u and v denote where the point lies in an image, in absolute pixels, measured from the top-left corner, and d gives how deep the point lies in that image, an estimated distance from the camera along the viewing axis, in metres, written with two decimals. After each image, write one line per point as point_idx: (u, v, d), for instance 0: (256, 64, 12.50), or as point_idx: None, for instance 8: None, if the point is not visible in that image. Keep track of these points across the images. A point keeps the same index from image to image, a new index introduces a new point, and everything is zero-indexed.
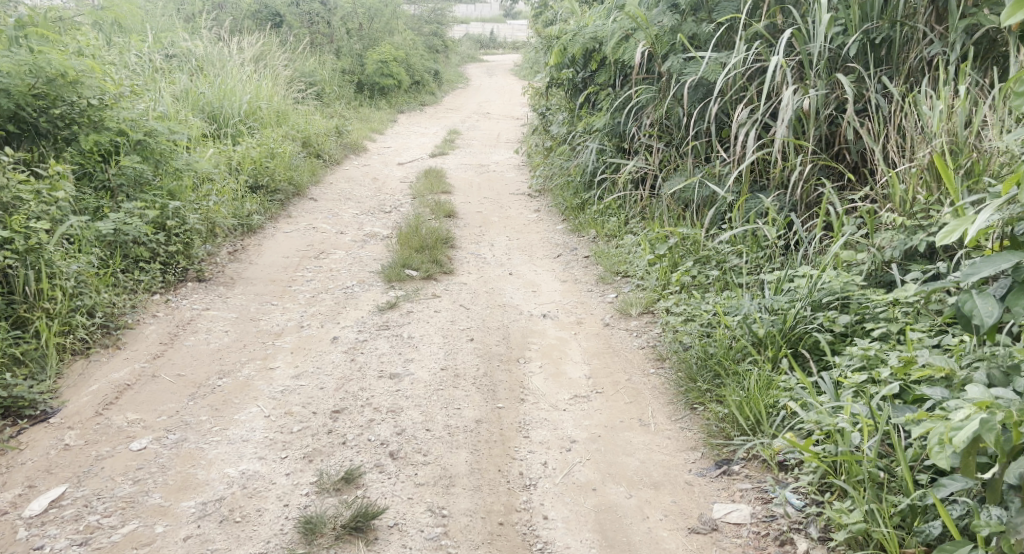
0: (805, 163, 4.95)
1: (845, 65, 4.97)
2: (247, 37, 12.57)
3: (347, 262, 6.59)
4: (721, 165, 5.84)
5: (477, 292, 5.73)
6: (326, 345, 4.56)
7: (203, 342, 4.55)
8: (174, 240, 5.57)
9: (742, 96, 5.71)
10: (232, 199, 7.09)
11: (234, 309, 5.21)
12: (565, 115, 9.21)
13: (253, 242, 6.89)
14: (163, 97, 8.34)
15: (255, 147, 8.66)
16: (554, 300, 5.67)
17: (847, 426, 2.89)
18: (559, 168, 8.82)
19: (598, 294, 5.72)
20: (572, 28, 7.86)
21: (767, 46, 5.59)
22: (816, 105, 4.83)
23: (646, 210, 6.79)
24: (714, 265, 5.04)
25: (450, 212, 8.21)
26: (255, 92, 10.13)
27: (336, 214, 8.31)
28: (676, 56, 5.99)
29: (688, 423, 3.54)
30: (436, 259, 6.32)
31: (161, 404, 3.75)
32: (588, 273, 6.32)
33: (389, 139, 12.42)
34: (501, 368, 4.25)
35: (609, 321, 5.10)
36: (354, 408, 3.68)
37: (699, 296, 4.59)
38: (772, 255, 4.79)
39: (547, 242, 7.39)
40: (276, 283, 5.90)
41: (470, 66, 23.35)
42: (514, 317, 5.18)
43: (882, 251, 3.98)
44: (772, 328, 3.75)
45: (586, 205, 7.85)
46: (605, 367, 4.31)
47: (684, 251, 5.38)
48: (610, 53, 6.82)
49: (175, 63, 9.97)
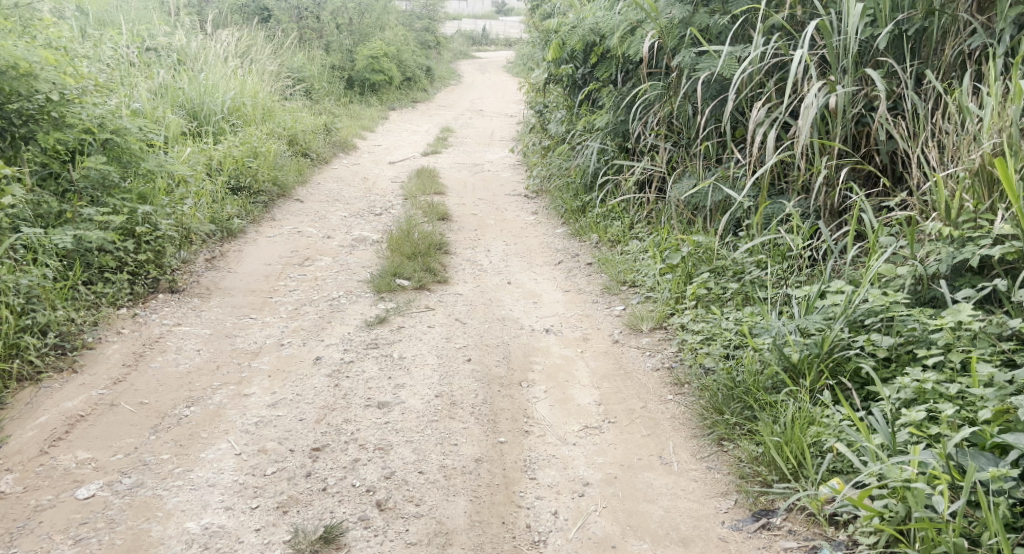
0: (831, 167, 4.55)
1: (875, 58, 4.53)
2: (232, 31, 12.11)
3: (334, 270, 6.16)
4: (736, 167, 5.42)
5: (473, 304, 5.32)
6: (308, 366, 4.13)
7: (170, 364, 4.11)
8: (144, 248, 5.13)
9: (760, 92, 5.29)
10: (210, 203, 6.65)
11: (209, 324, 4.77)
12: (564, 112, 8.79)
13: (232, 248, 6.45)
14: (138, 94, 7.89)
15: (237, 145, 8.22)
16: (556, 313, 5.26)
17: (923, 485, 2.49)
18: (558, 168, 8.41)
19: (604, 306, 5.31)
20: (572, 20, 7.44)
21: (787, 39, 5.19)
22: (844, 104, 4.41)
23: (653, 214, 6.38)
24: (732, 277, 4.63)
25: (443, 215, 7.79)
26: (240, 88, 9.69)
27: (323, 217, 7.88)
28: (687, 50, 5.57)
29: (717, 463, 3.13)
30: (429, 267, 5.89)
31: (117, 439, 3.31)
32: (592, 281, 5.91)
33: (380, 137, 11.98)
34: (502, 395, 3.84)
35: (619, 337, 4.69)
36: (337, 446, 3.25)
37: (718, 313, 4.18)
38: (796, 267, 4.37)
39: (547, 247, 6.98)
40: (256, 294, 5.46)
41: (463, 62, 22.92)
42: (513, 334, 4.77)
43: (924, 264, 3.55)
44: (807, 353, 3.33)
45: (587, 208, 7.45)
46: (617, 392, 3.90)
47: (697, 261, 4.94)
48: (614, 47, 6.41)
49: (154, 57, 9.51)
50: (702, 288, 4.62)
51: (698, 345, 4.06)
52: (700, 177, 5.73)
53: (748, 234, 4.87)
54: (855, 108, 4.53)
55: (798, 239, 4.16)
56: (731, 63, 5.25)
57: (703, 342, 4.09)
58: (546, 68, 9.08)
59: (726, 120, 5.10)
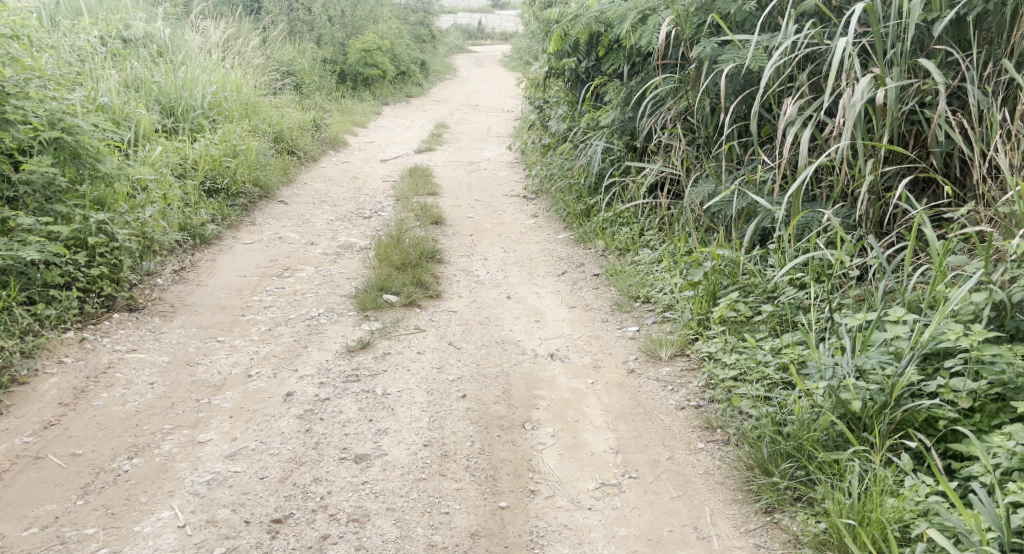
0: (877, 172, 4.00)
1: (928, 48, 3.99)
2: (217, 22, 11.49)
3: (315, 282, 5.58)
4: (762, 170, 4.88)
5: (469, 324, 4.76)
6: (276, 404, 3.55)
7: (115, 400, 3.53)
8: (97, 261, 4.54)
9: (789, 87, 4.76)
10: (181, 207, 6.07)
11: (168, 349, 4.20)
12: (566, 109, 8.22)
13: (203, 258, 5.87)
14: (106, 88, 7.30)
15: (215, 143, 7.62)
16: (562, 334, 4.69)
17: None
18: (559, 168, 7.83)
19: (615, 325, 4.75)
20: (574, 9, 6.88)
21: (822, 26, 4.64)
22: (892, 101, 3.89)
23: (666, 221, 5.83)
24: (765, 298, 4.08)
25: (438, 218, 7.21)
26: (222, 82, 9.09)
27: (307, 220, 7.28)
28: (708, 40, 5.04)
29: (765, 541, 2.64)
30: (419, 280, 5.33)
31: (36, 506, 2.78)
32: (600, 295, 5.36)
33: (372, 133, 11.38)
34: (503, 441, 3.28)
35: (634, 366, 4.11)
36: (303, 516, 2.75)
37: (755, 343, 3.63)
38: (838, 288, 3.82)
39: (548, 255, 6.40)
40: (225, 313, 4.90)
41: (459, 57, 22.26)
42: (513, 361, 4.21)
43: (1005, 289, 2.99)
44: (871, 401, 2.78)
45: (592, 211, 6.87)
46: (637, 437, 3.35)
47: (722, 276, 4.37)
48: (624, 37, 5.86)
49: (130, 50, 8.91)
50: (731, 310, 4.05)
51: (733, 382, 3.50)
52: (721, 181, 5.19)
53: (779, 247, 4.34)
54: (904, 106, 4.01)
55: (844, 256, 3.62)
56: (759, 54, 4.71)
57: (737, 378, 3.53)
58: (546, 61, 8.48)
59: (753, 118, 4.58)
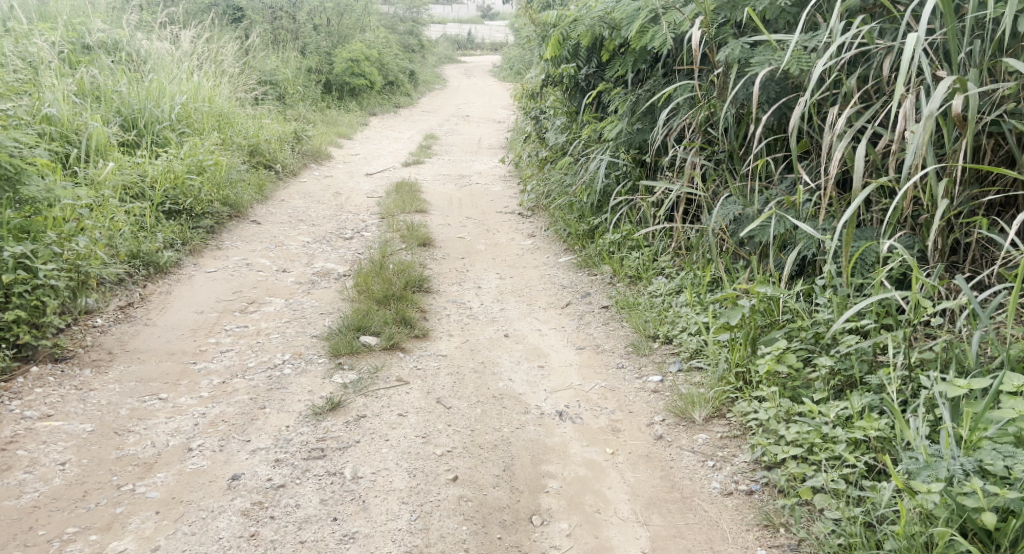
0: (951, 196, 3.33)
1: (1013, 47, 3.33)
2: (192, 29, 10.73)
3: (284, 318, 4.83)
4: (803, 191, 4.20)
5: (461, 373, 4.03)
6: (216, 493, 2.86)
7: (8, 491, 2.85)
8: (15, 304, 3.89)
9: (834, 93, 4.08)
10: (130, 233, 5.35)
11: (93, 410, 3.47)
12: (564, 120, 7.53)
13: (156, 291, 5.12)
14: (55, 98, 6.56)
15: (180, 159, 6.87)
16: (571, 384, 3.96)
17: None
18: (558, 184, 7.12)
19: (633, 373, 4.04)
20: (574, 10, 6.19)
21: (874, 24, 3.96)
22: (974, 110, 3.20)
23: (683, 246, 5.13)
24: (821, 347, 3.36)
25: (425, 240, 6.47)
26: (193, 93, 8.36)
27: (280, 243, 6.54)
28: (735, 42, 4.38)
29: None
30: (403, 317, 4.59)
31: None
32: (611, 333, 4.65)
33: (357, 146, 10.66)
34: (510, 548, 2.67)
35: (663, 430, 3.37)
36: None
37: (815, 410, 2.93)
38: (914, 339, 3.11)
39: (549, 282, 5.69)
40: (173, 360, 4.17)
41: (448, 67, 21.59)
42: (514, 423, 3.49)
43: None
44: (1012, 509, 2.21)
45: (597, 232, 6.17)
46: (676, 535, 2.70)
47: (760, 318, 3.64)
48: (633, 41, 5.17)
49: (91, 59, 8.19)
50: (779, 363, 3.33)
51: (795, 465, 2.81)
52: (750, 203, 4.49)
53: (831, 284, 3.65)
54: (984, 116, 3.34)
55: (926, 301, 2.93)
56: (802, 56, 4.02)
57: (800, 457, 2.84)
58: (542, 68, 7.78)
59: (793, 131, 3.90)
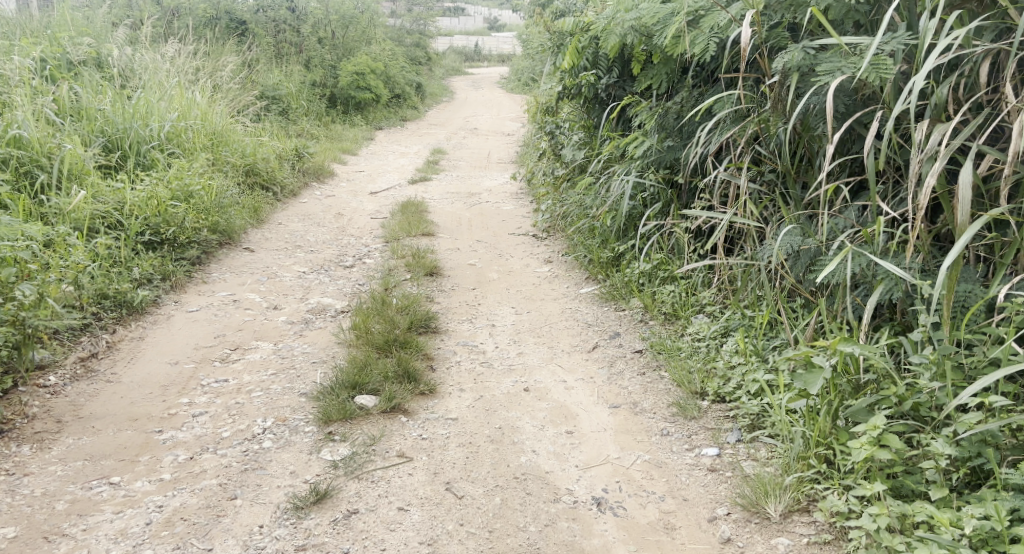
0: None
1: None
2: (189, 41, 10.11)
3: (270, 368, 4.17)
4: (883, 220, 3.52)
5: (475, 444, 3.34)
6: None
7: None
8: None
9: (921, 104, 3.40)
10: (97, 271, 4.71)
11: (26, 506, 2.90)
12: (583, 135, 6.88)
13: (127, 336, 4.47)
14: (26, 119, 5.93)
15: (164, 183, 6.23)
16: (607, 457, 3.28)
17: None
18: (578, 205, 6.44)
19: (682, 440, 3.36)
20: (596, 16, 5.53)
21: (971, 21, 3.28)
22: None
23: (727, 278, 4.45)
24: (925, 420, 2.73)
25: (433, 268, 5.79)
26: (185, 109, 7.72)
27: (273, 274, 5.88)
28: (796, 45, 3.71)
29: None
30: (406, 370, 3.90)
31: None
32: (649, 385, 3.97)
33: (362, 161, 10.02)
34: None
35: (730, 529, 2.74)
36: None
37: (947, 524, 2.40)
38: None
39: (572, 317, 4.99)
40: (135, 426, 3.52)
41: (457, 79, 21.01)
42: (540, 517, 2.86)
43: None
44: None
45: (623, 259, 5.48)
46: None
47: (841, 381, 2.93)
48: (668, 48, 4.50)
49: (75, 76, 7.58)
50: (878, 447, 2.68)
51: None
52: (812, 234, 3.78)
53: (926, 338, 2.99)
54: None
55: None
56: (879, 61, 3.33)
57: None
58: (558, 77, 7.10)
59: (873, 150, 3.23)
